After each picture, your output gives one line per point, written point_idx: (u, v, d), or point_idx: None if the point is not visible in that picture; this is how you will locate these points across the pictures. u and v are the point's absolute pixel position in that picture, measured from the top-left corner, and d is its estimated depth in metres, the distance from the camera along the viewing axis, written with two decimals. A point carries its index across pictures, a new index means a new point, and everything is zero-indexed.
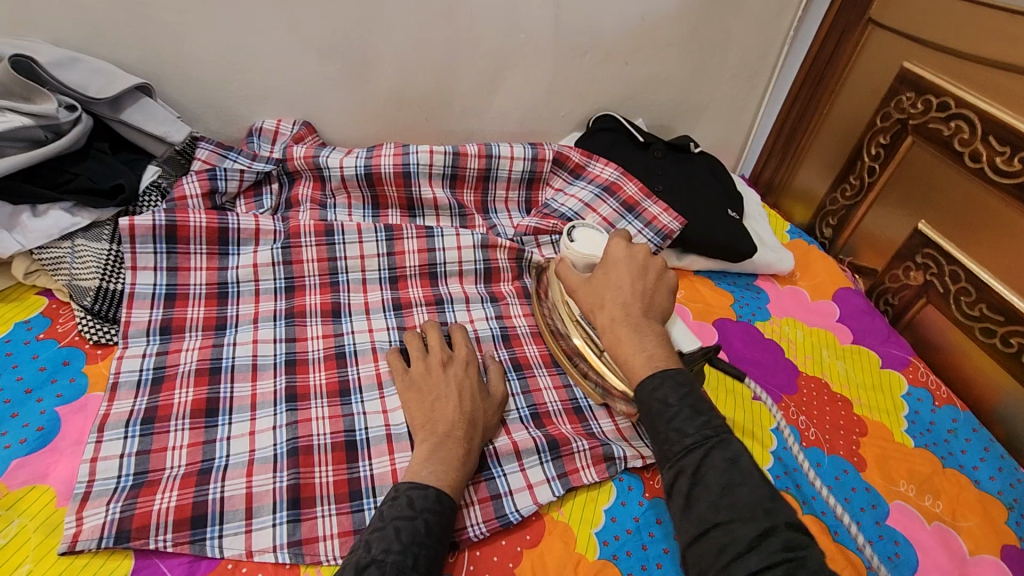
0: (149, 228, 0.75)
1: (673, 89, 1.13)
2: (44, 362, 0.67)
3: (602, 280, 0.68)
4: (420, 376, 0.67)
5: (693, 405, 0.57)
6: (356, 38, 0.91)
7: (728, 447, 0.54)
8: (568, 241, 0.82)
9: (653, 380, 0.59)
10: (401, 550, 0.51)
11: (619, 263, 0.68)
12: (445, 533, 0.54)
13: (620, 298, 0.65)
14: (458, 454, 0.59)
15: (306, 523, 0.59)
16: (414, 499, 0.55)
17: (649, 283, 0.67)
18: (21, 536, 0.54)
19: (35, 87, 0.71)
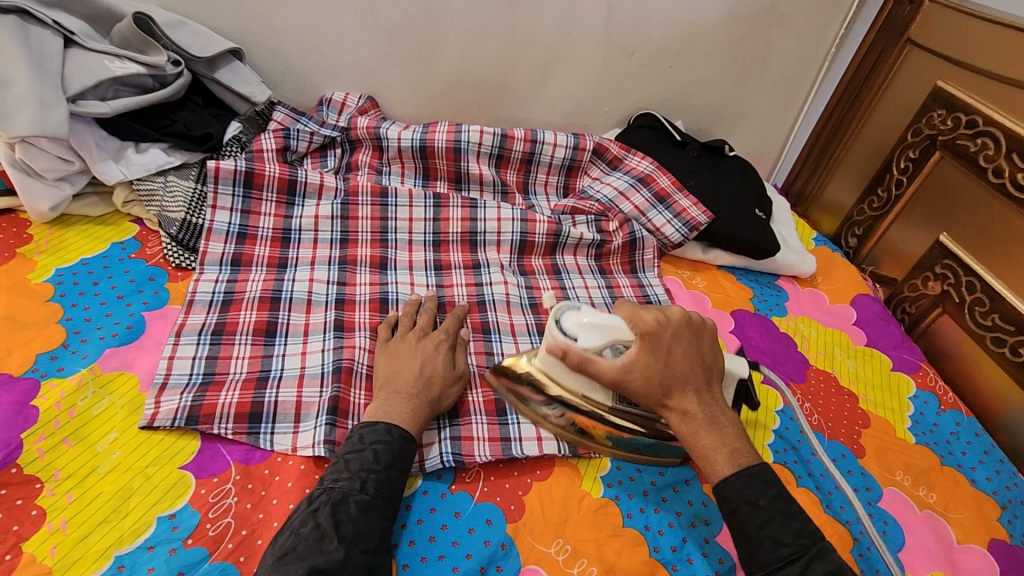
0: (231, 172, 0.85)
1: (714, 94, 1.18)
2: (134, 276, 0.77)
3: (655, 368, 0.63)
4: (396, 344, 0.72)
5: (784, 509, 0.57)
6: (424, 24, 1.01)
7: (826, 559, 0.53)
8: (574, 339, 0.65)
9: (738, 479, 0.59)
10: (349, 476, 0.56)
11: (669, 346, 0.64)
12: (397, 460, 0.59)
13: (685, 387, 0.63)
14: (407, 409, 0.63)
15: (340, 430, 0.65)
16: (364, 435, 0.60)
17: (703, 360, 0.65)
18: (110, 410, 0.63)
19: (150, 40, 0.82)
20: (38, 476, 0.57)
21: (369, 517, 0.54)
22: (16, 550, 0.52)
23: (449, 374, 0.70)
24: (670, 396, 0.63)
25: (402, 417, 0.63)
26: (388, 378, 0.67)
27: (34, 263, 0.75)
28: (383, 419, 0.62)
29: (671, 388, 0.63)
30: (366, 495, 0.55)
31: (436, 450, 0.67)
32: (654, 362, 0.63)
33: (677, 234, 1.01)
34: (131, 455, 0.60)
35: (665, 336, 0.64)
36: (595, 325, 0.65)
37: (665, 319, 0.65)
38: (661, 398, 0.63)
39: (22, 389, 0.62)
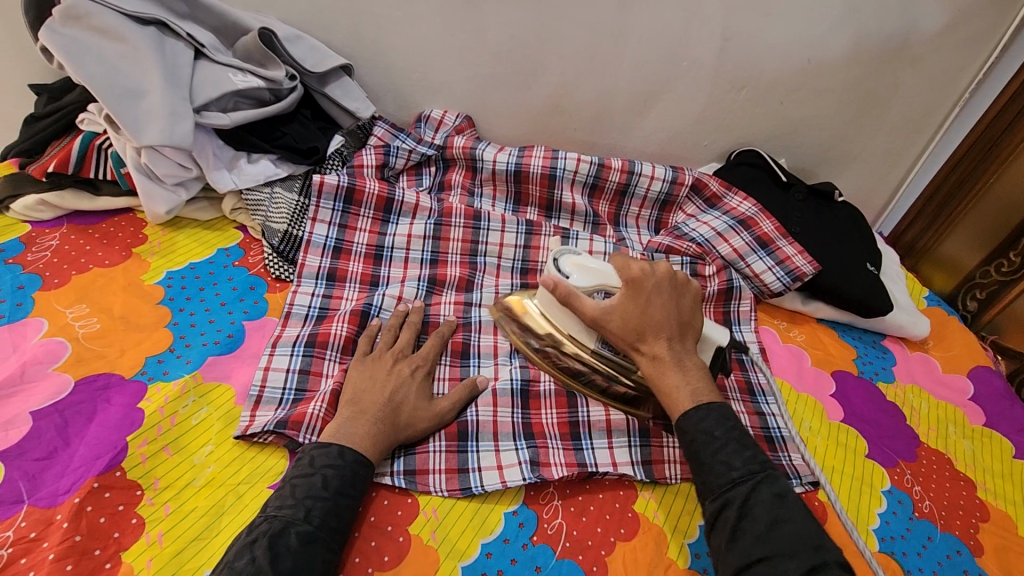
0: (334, 187, 0.86)
1: (827, 133, 1.11)
2: (237, 284, 0.79)
3: (632, 312, 0.66)
4: (372, 361, 0.70)
5: (739, 439, 0.60)
6: (531, 47, 0.99)
7: (775, 483, 0.57)
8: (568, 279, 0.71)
9: (698, 411, 0.62)
10: (294, 504, 0.54)
11: (651, 293, 0.66)
12: (347, 486, 0.56)
13: (658, 332, 0.65)
14: (368, 432, 0.61)
15: (420, 456, 0.66)
16: (315, 458, 0.58)
17: (684, 307, 0.67)
18: (207, 422, 0.64)
19: (271, 55, 0.85)
20: (138, 482, 0.57)
21: (310, 549, 0.51)
22: (115, 558, 0.52)
23: (423, 402, 0.68)
24: (643, 340, 0.66)
25: (363, 441, 0.60)
26: (355, 396, 0.65)
27: (148, 263, 0.78)
28: (337, 439, 0.59)
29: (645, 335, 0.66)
30: (310, 526, 0.52)
31: (517, 471, 0.66)
32: (632, 308, 0.66)
33: (778, 284, 0.95)
34: (224, 470, 0.61)
35: (644, 286, 0.66)
36: (587, 270, 0.72)
37: (649, 271, 0.68)
38: (634, 342, 0.66)
39: (131, 392, 0.64)
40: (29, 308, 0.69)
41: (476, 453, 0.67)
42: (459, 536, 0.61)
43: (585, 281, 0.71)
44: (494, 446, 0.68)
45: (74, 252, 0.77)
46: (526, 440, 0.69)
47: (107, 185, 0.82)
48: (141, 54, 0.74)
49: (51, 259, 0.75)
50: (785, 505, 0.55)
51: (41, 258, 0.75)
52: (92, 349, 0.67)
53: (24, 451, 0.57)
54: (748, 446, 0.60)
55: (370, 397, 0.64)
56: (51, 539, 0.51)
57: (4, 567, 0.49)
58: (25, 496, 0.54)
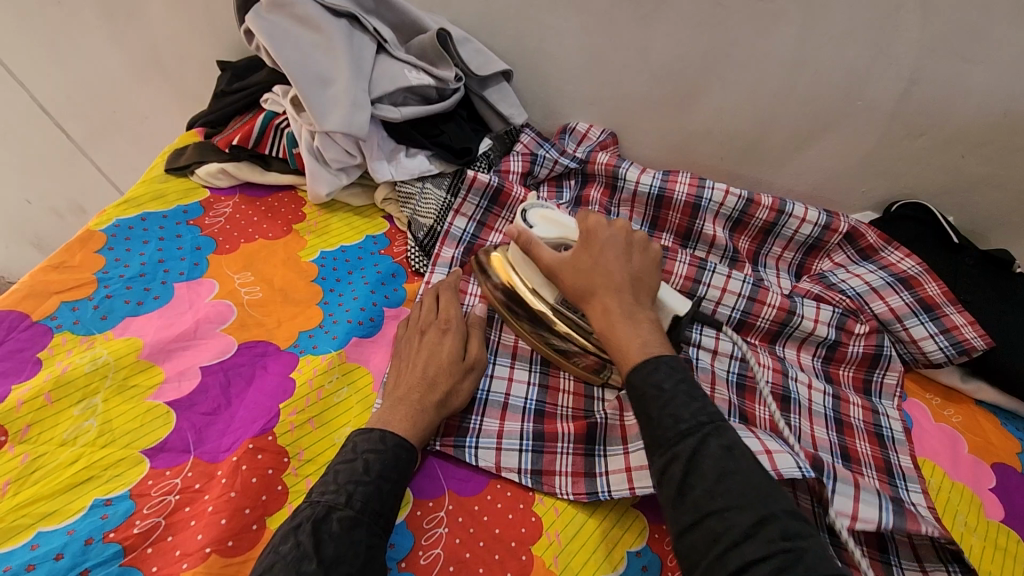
0: (484, 185, 0.85)
1: (1011, 196, 0.99)
2: (381, 270, 0.81)
3: (583, 265, 0.67)
4: (404, 344, 0.69)
5: (688, 391, 0.55)
6: (695, 70, 0.96)
7: (723, 435, 0.52)
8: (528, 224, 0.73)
9: (647, 363, 0.58)
10: (336, 489, 0.53)
11: (600, 245, 0.68)
12: (390, 471, 0.55)
13: (609, 285, 0.64)
14: (406, 415, 0.61)
15: (546, 458, 0.66)
16: (357, 443, 0.57)
17: (634, 267, 0.67)
18: (347, 402, 0.65)
19: (444, 55, 0.87)
20: (286, 450, 0.59)
21: (352, 534, 0.50)
22: (261, 521, 0.54)
23: (457, 366, 0.66)
24: (591, 294, 0.65)
25: (401, 424, 0.60)
26: (394, 381, 0.64)
27: (305, 241, 0.82)
28: (379, 426, 0.59)
29: (594, 286, 0.65)
30: (352, 509, 0.51)
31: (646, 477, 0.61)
32: (585, 259, 0.67)
33: (940, 354, 0.85)
34: None
35: (599, 237, 0.68)
36: (553, 223, 0.74)
37: (606, 226, 0.70)
38: (585, 295, 0.65)
39: (285, 361, 0.66)
40: (204, 269, 0.74)
41: (603, 458, 0.66)
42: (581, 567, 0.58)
43: (548, 233, 0.73)
44: (623, 449, 0.65)
45: (243, 222, 0.82)
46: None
47: (277, 162, 0.87)
48: (333, 44, 0.79)
49: (224, 225, 0.81)
50: (734, 458, 0.51)
51: (216, 224, 0.81)
52: (254, 316, 0.70)
53: (193, 404, 0.61)
54: (697, 397, 0.55)
55: (404, 380, 0.64)
56: (211, 493, 0.54)
57: (171, 513, 0.53)
58: (191, 447, 0.57)
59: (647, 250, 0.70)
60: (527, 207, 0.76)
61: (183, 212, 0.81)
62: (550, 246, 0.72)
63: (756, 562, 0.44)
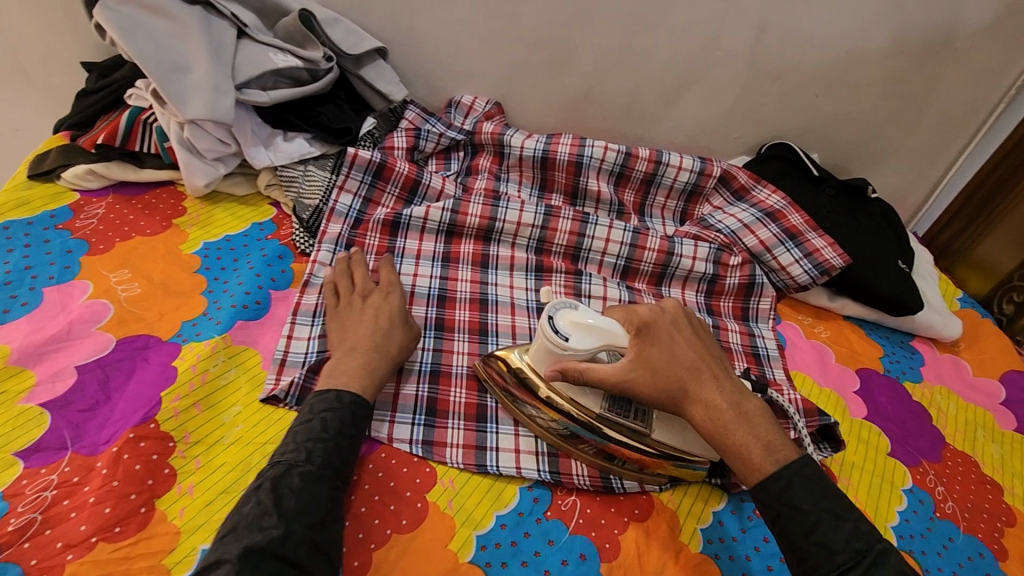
0: (366, 161, 0.88)
1: (862, 129, 1.09)
2: (267, 253, 0.81)
3: (656, 360, 0.62)
4: (344, 309, 0.72)
5: (833, 510, 0.53)
6: (566, 33, 0.99)
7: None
8: (563, 343, 0.63)
9: (778, 480, 0.55)
10: (296, 447, 0.56)
11: (668, 333, 0.64)
12: (346, 429, 0.59)
13: (698, 375, 0.62)
14: (363, 365, 0.65)
15: (437, 431, 0.68)
16: (315, 403, 0.60)
17: (703, 349, 0.65)
18: (235, 383, 0.66)
19: (310, 36, 0.88)
20: (171, 435, 0.60)
21: (313, 487, 0.53)
22: (150, 504, 0.55)
23: (400, 326, 0.71)
24: (686, 390, 0.61)
25: (355, 380, 0.63)
26: (341, 339, 0.69)
27: (186, 234, 0.81)
28: (338, 386, 0.62)
29: (681, 384, 0.61)
30: (312, 465, 0.54)
31: (532, 460, 0.67)
32: (656, 352, 0.63)
33: (806, 277, 0.94)
34: (251, 429, 0.63)
35: (660, 327, 0.64)
36: (585, 328, 0.63)
37: (660, 311, 0.66)
38: (676, 393, 0.61)
39: (167, 352, 0.66)
40: (76, 271, 0.73)
41: (494, 434, 0.69)
42: (476, 507, 0.63)
43: (586, 345, 0.63)
44: (513, 430, 0.70)
45: (118, 221, 0.81)
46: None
47: (151, 158, 0.86)
48: (188, 31, 0.78)
49: (97, 226, 0.79)
50: None
51: (88, 226, 0.79)
52: (133, 311, 0.70)
53: (69, 402, 0.60)
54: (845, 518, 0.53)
55: (353, 338, 0.68)
56: (92, 484, 0.54)
57: (48, 507, 0.53)
58: (69, 443, 0.57)
59: (701, 327, 0.69)
60: (551, 312, 0.65)
61: (51, 217, 0.79)
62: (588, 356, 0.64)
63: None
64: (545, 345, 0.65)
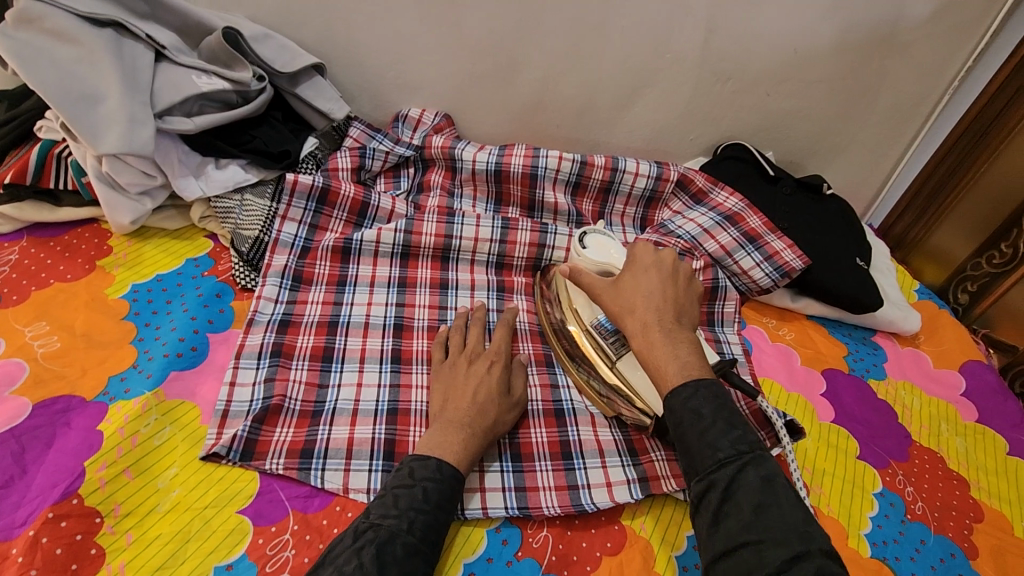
0: (308, 187, 0.83)
1: (814, 125, 1.08)
2: (203, 292, 0.76)
3: (626, 280, 0.64)
4: (448, 371, 0.70)
5: (727, 417, 0.51)
6: (511, 41, 0.96)
7: (763, 465, 0.49)
8: (580, 249, 0.79)
9: (685, 388, 0.53)
10: (398, 514, 0.53)
11: (647, 266, 0.64)
12: (445, 501, 0.56)
13: (651, 300, 0.61)
14: (461, 442, 0.61)
15: None
16: (414, 469, 0.57)
17: (678, 293, 0.62)
18: (170, 442, 0.61)
19: (237, 56, 0.82)
20: (98, 509, 0.54)
21: (411, 561, 0.51)
22: None
23: (505, 400, 0.67)
24: (632, 307, 0.61)
25: (453, 449, 0.60)
26: (442, 408, 0.65)
27: (112, 277, 0.75)
28: (434, 453, 0.59)
29: (635, 303, 0.61)
30: (413, 538, 0.52)
31: (499, 498, 0.64)
32: (630, 274, 0.64)
33: (767, 279, 0.93)
34: (190, 494, 0.58)
35: (643, 258, 0.65)
36: (607, 251, 0.78)
37: (652, 248, 0.66)
38: (624, 308, 0.62)
39: (92, 414, 0.60)
40: None
41: None
42: (443, 555, 0.59)
43: (596, 259, 0.77)
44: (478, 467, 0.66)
45: (34, 267, 0.74)
46: (513, 463, 0.67)
47: (69, 196, 0.79)
48: (97, 58, 0.71)
49: (11, 275, 0.72)
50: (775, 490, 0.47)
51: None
52: (52, 369, 0.64)
53: None
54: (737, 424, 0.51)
55: (453, 406, 0.64)
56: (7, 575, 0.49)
57: None
58: None
59: (693, 284, 0.65)
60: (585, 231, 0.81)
61: None
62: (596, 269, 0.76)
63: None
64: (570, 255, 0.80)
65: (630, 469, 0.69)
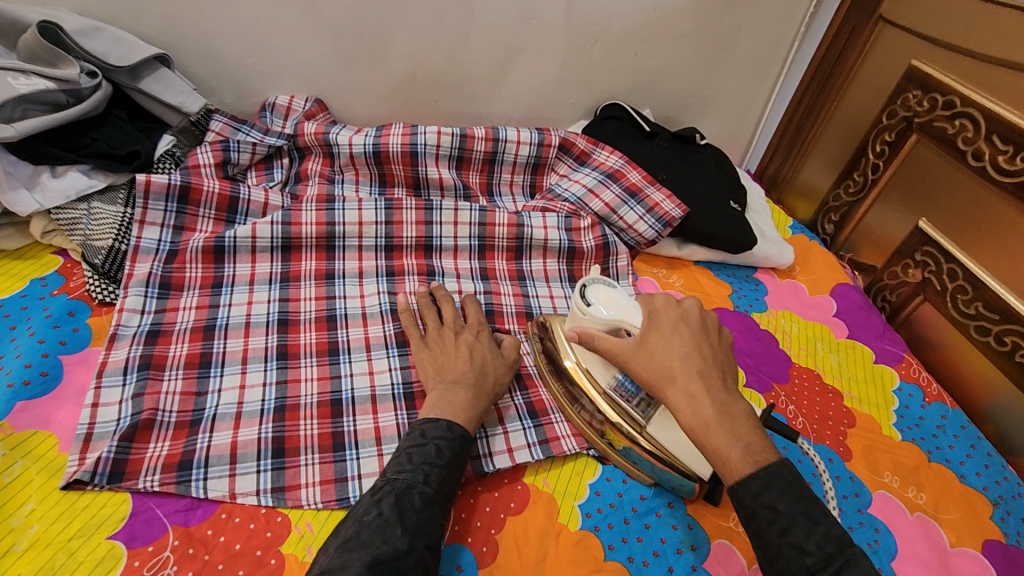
0: (164, 187, 0.78)
1: (684, 79, 1.13)
2: (51, 311, 0.70)
3: (656, 347, 0.59)
4: (434, 339, 0.71)
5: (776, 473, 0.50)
6: (372, 17, 0.93)
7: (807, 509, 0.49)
8: (585, 305, 0.67)
9: (756, 479, 0.50)
10: (413, 469, 0.54)
11: (674, 323, 0.60)
12: (457, 458, 0.57)
13: (685, 365, 0.57)
14: (466, 399, 0.63)
15: (289, 472, 0.61)
16: (426, 429, 0.58)
17: (712, 348, 0.59)
18: (25, 476, 0.56)
19: (60, 53, 0.75)
20: None
21: (431, 511, 0.52)
22: None
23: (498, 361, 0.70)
24: (672, 373, 0.57)
25: (462, 411, 0.61)
26: (438, 374, 0.66)
27: None
28: (444, 415, 0.60)
29: (672, 369, 0.57)
30: (430, 489, 0.54)
31: None
32: (657, 335, 0.60)
33: (651, 231, 0.97)
34: (51, 528, 0.53)
35: (667, 315, 0.61)
36: (615, 305, 0.66)
37: (674, 303, 0.62)
38: (664, 376, 0.57)
39: None
40: None
41: (355, 461, 0.64)
42: None
43: (605, 315, 0.65)
44: (376, 450, 0.65)
45: None
46: None
47: None
48: None
49: None
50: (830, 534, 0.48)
51: None
52: None
53: None
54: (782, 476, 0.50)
55: (455, 369, 0.66)
56: None
57: None
58: None
59: (722, 332, 0.62)
60: (585, 283, 0.69)
61: None
62: (605, 329, 0.65)
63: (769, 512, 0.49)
64: (573, 312, 0.68)
65: (531, 433, 0.70)
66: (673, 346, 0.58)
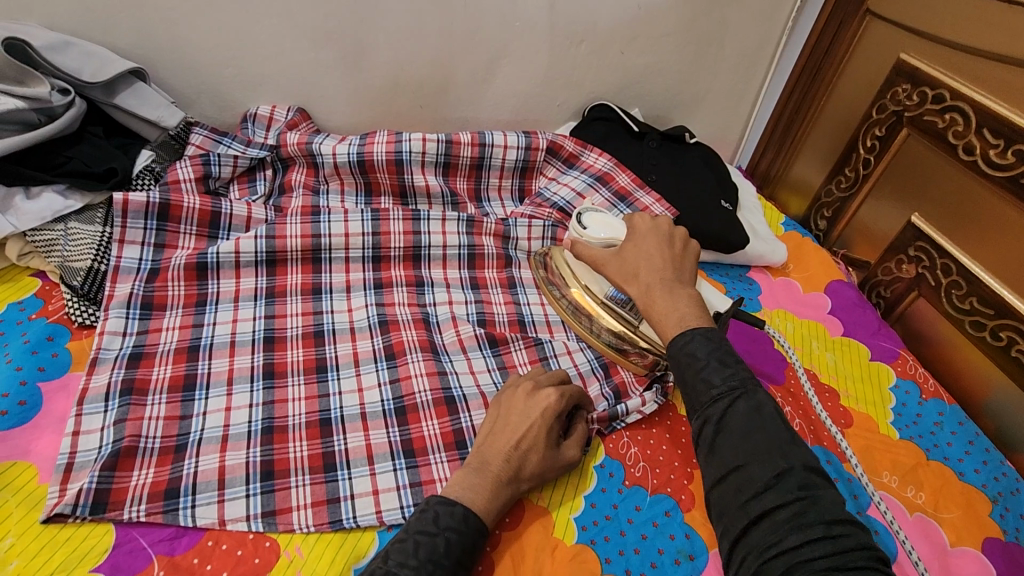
0: (143, 204, 0.76)
1: (671, 78, 1.11)
2: (30, 336, 0.68)
3: (629, 253, 0.68)
4: (509, 395, 0.66)
5: (722, 358, 0.54)
6: (352, 24, 0.91)
7: (753, 398, 0.51)
8: (580, 228, 0.79)
9: (681, 335, 0.57)
10: (416, 564, 0.50)
11: (645, 234, 0.70)
12: (466, 555, 0.53)
13: (650, 265, 0.66)
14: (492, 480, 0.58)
15: (279, 494, 0.60)
16: (440, 515, 0.54)
17: (675, 252, 0.68)
18: (3, 509, 0.55)
19: (29, 70, 0.75)
20: None
21: None
22: None
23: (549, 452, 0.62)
24: (636, 272, 0.66)
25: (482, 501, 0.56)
26: (484, 439, 0.62)
27: None
28: (463, 499, 0.56)
29: (637, 269, 0.66)
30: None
31: (393, 500, 0.61)
32: (631, 247, 0.69)
33: None
34: (31, 563, 0.52)
35: (641, 228, 0.70)
36: (603, 225, 0.79)
37: (652, 219, 0.71)
38: (629, 276, 0.67)
39: None
40: None
41: (347, 481, 0.62)
42: (329, 569, 0.56)
43: (600, 234, 0.77)
44: (368, 471, 0.63)
45: None
46: (405, 460, 0.65)
47: None
48: None
49: None
50: (764, 421, 0.50)
51: None
52: None
53: None
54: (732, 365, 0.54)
55: (496, 448, 0.60)
56: None
57: None
58: None
59: (688, 244, 0.70)
60: (580, 213, 0.81)
61: None
62: (601, 245, 0.76)
63: (778, 513, 0.45)
64: (570, 235, 0.80)
65: None
66: (643, 251, 0.68)
